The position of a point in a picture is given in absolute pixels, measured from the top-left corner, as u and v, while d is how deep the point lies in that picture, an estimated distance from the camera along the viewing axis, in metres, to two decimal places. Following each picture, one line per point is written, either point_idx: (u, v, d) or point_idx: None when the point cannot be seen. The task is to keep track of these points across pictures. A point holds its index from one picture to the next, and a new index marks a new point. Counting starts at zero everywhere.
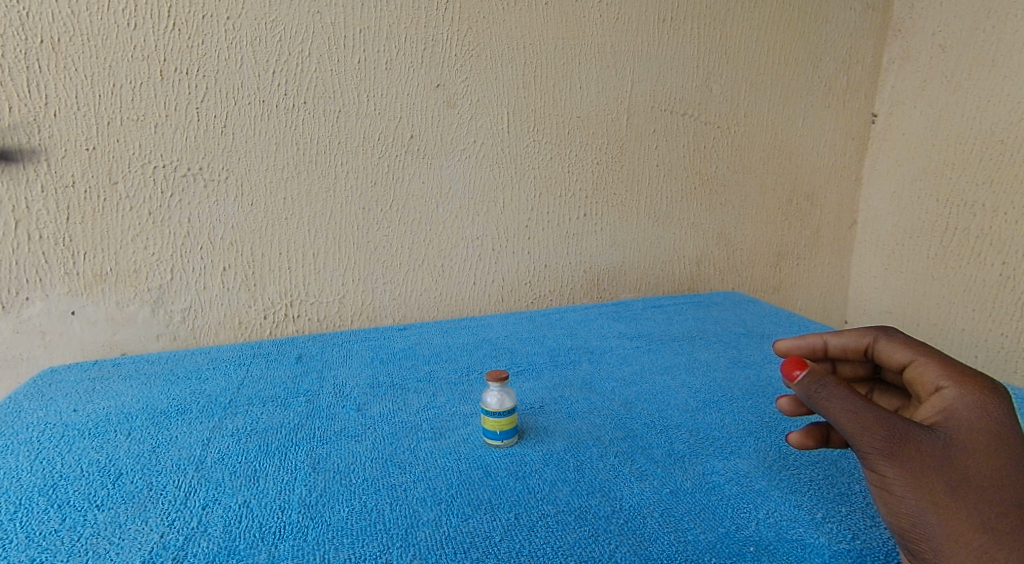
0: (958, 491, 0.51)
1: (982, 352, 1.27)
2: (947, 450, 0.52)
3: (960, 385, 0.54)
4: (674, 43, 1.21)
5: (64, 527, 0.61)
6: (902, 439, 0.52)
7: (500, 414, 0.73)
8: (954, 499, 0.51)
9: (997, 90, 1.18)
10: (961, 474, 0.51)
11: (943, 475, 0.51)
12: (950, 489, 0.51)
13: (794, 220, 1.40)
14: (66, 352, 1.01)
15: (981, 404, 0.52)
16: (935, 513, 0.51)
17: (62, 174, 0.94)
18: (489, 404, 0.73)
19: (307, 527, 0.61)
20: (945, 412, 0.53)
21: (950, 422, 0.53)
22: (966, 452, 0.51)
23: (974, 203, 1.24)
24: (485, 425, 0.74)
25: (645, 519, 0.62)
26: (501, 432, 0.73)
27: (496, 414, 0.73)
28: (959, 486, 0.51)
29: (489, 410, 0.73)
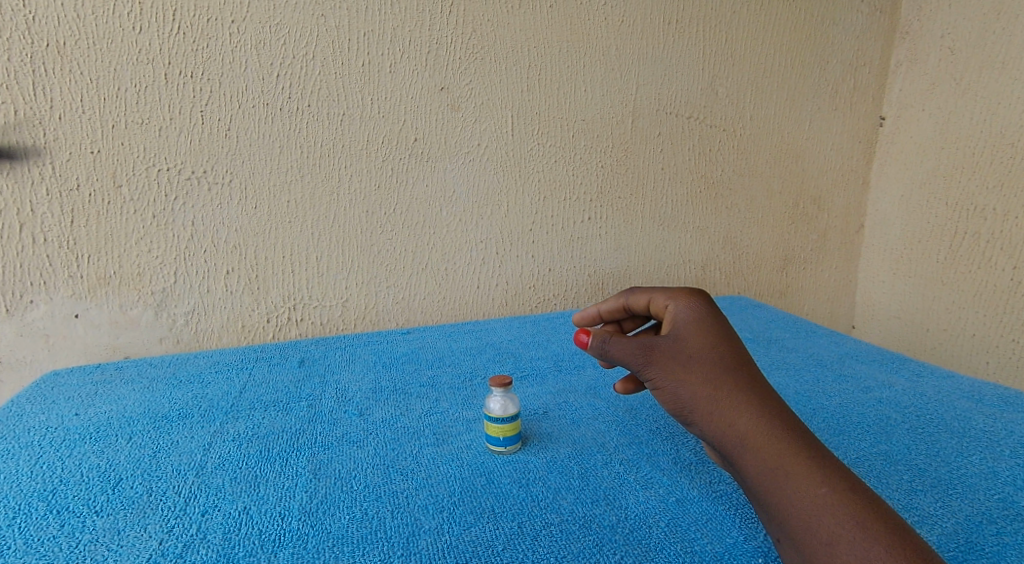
0: (696, 367, 0.63)
1: (992, 358, 1.25)
2: (680, 342, 0.65)
3: (674, 298, 0.69)
4: (679, 46, 1.20)
5: (62, 533, 0.60)
6: (650, 347, 0.65)
7: (503, 420, 0.72)
8: (700, 372, 0.63)
9: (1007, 93, 1.16)
10: (694, 356, 0.64)
11: (684, 363, 0.64)
12: (689, 369, 0.63)
13: (800, 224, 1.38)
14: (69, 355, 1.01)
15: (690, 305, 0.68)
16: (688, 390, 0.62)
17: (66, 177, 0.94)
18: (491, 409, 0.72)
19: (308, 534, 0.60)
20: (674, 320, 0.68)
21: (677, 323, 0.67)
22: (694, 340, 0.65)
23: (984, 207, 1.22)
24: (488, 430, 0.73)
25: (651, 528, 0.61)
26: (504, 439, 0.72)
27: (498, 420, 0.72)
28: (696, 364, 0.63)
29: (492, 416, 0.72)
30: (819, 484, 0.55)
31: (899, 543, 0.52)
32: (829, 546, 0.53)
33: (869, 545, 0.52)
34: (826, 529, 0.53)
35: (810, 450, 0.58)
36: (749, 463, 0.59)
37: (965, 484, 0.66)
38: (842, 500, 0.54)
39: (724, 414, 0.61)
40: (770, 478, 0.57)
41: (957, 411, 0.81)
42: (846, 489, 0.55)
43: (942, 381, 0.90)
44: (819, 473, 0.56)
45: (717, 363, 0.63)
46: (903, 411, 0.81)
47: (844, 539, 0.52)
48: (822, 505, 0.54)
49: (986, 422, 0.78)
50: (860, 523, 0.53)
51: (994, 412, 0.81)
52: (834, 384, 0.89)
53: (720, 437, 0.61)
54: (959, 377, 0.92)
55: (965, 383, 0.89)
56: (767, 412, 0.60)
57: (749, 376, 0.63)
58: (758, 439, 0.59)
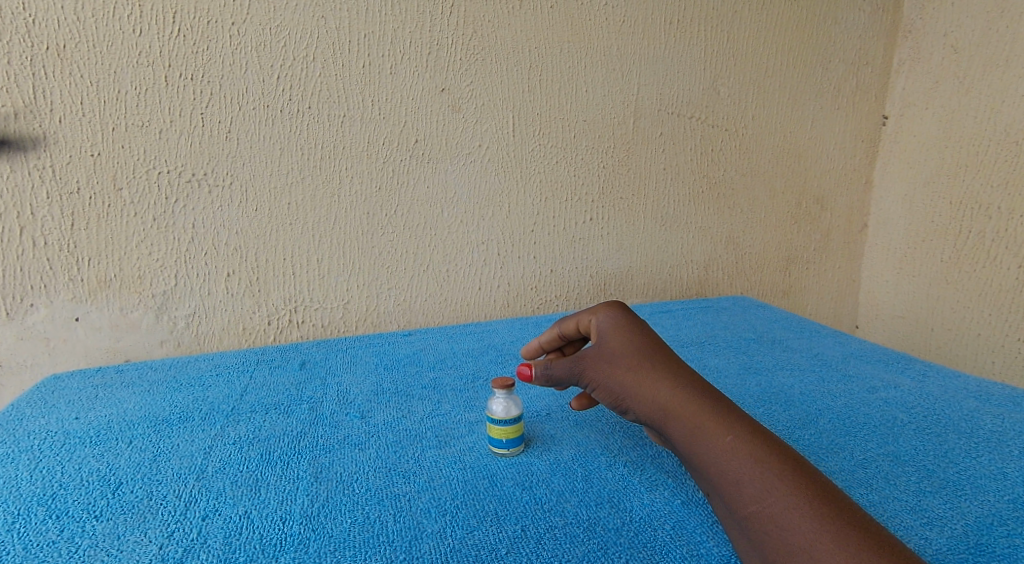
0: (619, 361, 0.67)
1: (998, 358, 1.24)
2: (604, 345, 0.69)
3: (595, 313, 0.73)
4: (681, 46, 1.20)
5: (62, 539, 0.60)
6: (580, 359, 0.69)
7: (506, 421, 0.71)
8: (623, 364, 0.67)
9: (1011, 91, 1.16)
10: (617, 352, 0.68)
11: (610, 360, 0.68)
12: (614, 364, 0.67)
13: (803, 223, 1.38)
14: (69, 359, 1.00)
15: (610, 315, 0.72)
16: (616, 383, 0.66)
17: (67, 180, 0.94)
18: (494, 411, 0.72)
19: (309, 539, 0.59)
20: (598, 329, 0.72)
21: (601, 333, 0.71)
22: (615, 340, 0.69)
23: (989, 206, 1.21)
24: (491, 433, 0.72)
25: (656, 531, 0.60)
26: (507, 441, 0.71)
27: (502, 422, 0.71)
28: (619, 358, 0.67)
29: (494, 418, 0.72)
30: (726, 433, 0.59)
31: (799, 474, 0.56)
32: (738, 486, 0.56)
33: (770, 478, 0.55)
34: (734, 470, 0.57)
35: (718, 406, 0.61)
36: (673, 429, 0.62)
37: (974, 485, 0.65)
38: (748, 443, 0.58)
39: (645, 390, 0.65)
40: (689, 437, 0.61)
41: (964, 411, 0.80)
42: (751, 435, 0.59)
43: (949, 381, 0.89)
44: (726, 422, 0.60)
45: (636, 350, 0.67)
46: (910, 412, 0.80)
47: (750, 476, 0.56)
48: (730, 450, 0.58)
49: (994, 422, 0.78)
50: (763, 460, 0.56)
51: (1002, 412, 0.80)
52: (839, 384, 0.88)
53: (646, 411, 0.64)
54: (965, 376, 0.92)
55: (972, 383, 0.88)
56: (681, 380, 0.64)
57: (666, 355, 0.67)
58: (675, 405, 0.62)
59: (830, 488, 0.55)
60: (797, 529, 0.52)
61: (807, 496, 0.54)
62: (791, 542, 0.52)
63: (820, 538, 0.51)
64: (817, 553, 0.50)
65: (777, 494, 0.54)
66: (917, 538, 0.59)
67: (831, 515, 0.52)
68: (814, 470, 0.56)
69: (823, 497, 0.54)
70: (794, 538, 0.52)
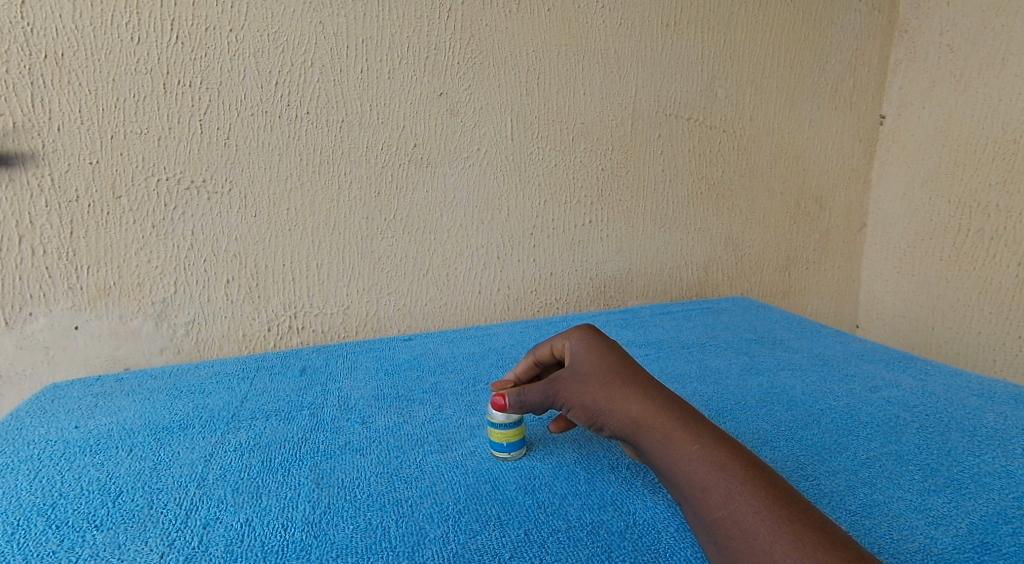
0: (591, 379, 0.67)
1: (1000, 356, 1.24)
2: (577, 365, 0.69)
3: (568, 337, 0.74)
4: (678, 48, 1.20)
5: (62, 549, 0.59)
6: (554, 380, 0.69)
7: (506, 425, 0.71)
8: (596, 381, 0.67)
9: (1008, 89, 1.16)
10: (590, 371, 0.68)
11: (583, 379, 0.68)
12: (587, 382, 0.67)
13: (802, 224, 1.38)
14: (69, 367, 1.00)
15: (583, 339, 0.73)
16: (591, 399, 0.66)
17: (65, 188, 0.93)
18: (494, 416, 0.71)
19: (311, 545, 0.59)
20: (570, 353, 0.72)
21: (574, 356, 0.72)
22: (588, 361, 0.70)
23: (987, 204, 1.21)
24: (491, 436, 0.72)
25: (660, 533, 0.60)
26: (507, 444, 0.71)
27: (502, 426, 0.71)
28: (593, 376, 0.67)
29: (494, 422, 0.71)
30: (695, 443, 0.59)
31: (763, 481, 0.56)
32: (705, 493, 0.56)
33: (735, 485, 0.55)
34: (702, 479, 0.57)
35: (688, 418, 0.62)
36: (644, 441, 0.62)
37: (978, 484, 0.65)
38: (715, 452, 0.58)
39: (617, 404, 0.65)
40: (659, 448, 0.61)
41: (966, 409, 0.80)
42: (719, 444, 0.59)
43: (950, 380, 0.89)
44: (694, 433, 0.60)
45: (609, 368, 0.68)
46: (913, 411, 0.80)
47: (717, 483, 0.56)
48: (697, 460, 0.58)
49: (997, 420, 0.77)
50: (729, 467, 0.57)
51: (1004, 410, 0.80)
52: (841, 384, 0.88)
53: (619, 425, 0.64)
54: (967, 375, 0.91)
55: (974, 382, 0.88)
56: (651, 394, 0.64)
57: (637, 373, 0.67)
58: (647, 418, 0.63)
59: (793, 495, 0.55)
60: (760, 533, 0.52)
61: (770, 501, 0.54)
62: (754, 546, 0.52)
63: (781, 542, 0.51)
64: (778, 555, 0.51)
65: (743, 500, 0.54)
66: (922, 538, 0.58)
67: (793, 520, 0.52)
68: (778, 479, 0.56)
69: (786, 502, 0.54)
70: (757, 542, 0.52)
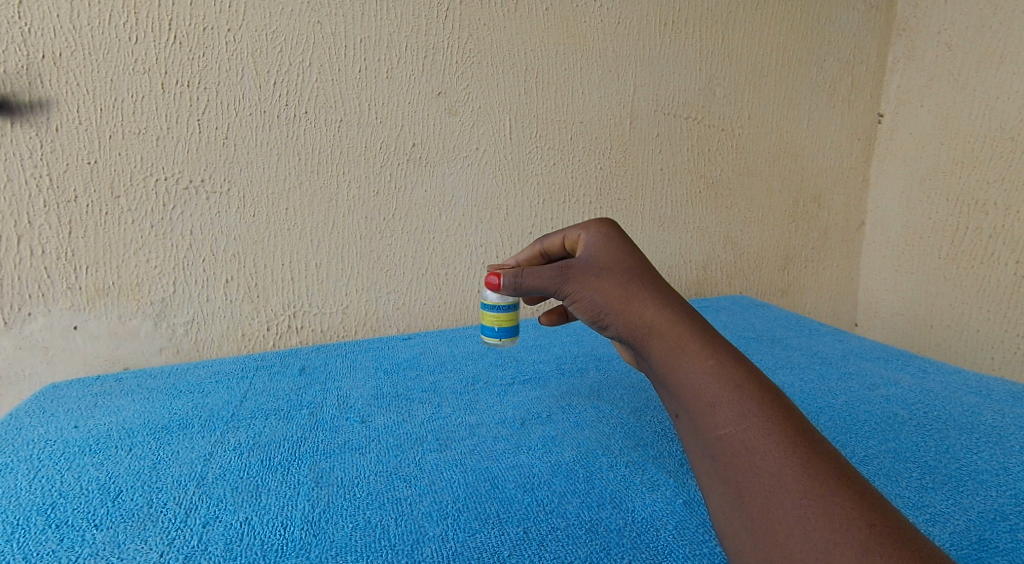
0: (607, 274, 0.66)
1: (998, 354, 1.24)
2: (594, 260, 0.68)
3: (585, 229, 0.72)
4: (676, 46, 1.20)
5: (61, 548, 0.59)
6: (566, 269, 0.68)
7: (499, 307, 0.82)
8: (613, 279, 0.66)
9: (1006, 87, 1.16)
10: (607, 267, 0.67)
11: (598, 272, 0.67)
12: (602, 276, 0.66)
13: (801, 222, 1.38)
14: (68, 368, 1.00)
15: (600, 234, 0.71)
16: (602, 295, 0.65)
17: (64, 189, 0.93)
18: (489, 297, 0.82)
19: (311, 544, 0.59)
20: (587, 247, 0.71)
21: (589, 249, 0.70)
22: (606, 257, 0.68)
23: (985, 202, 1.22)
24: (485, 318, 0.83)
25: (659, 531, 0.60)
26: (495, 327, 0.83)
27: (495, 307, 0.82)
28: (609, 272, 0.66)
29: (489, 303, 0.82)
30: (710, 357, 0.57)
31: (776, 403, 0.54)
32: (713, 408, 0.55)
33: (748, 405, 0.54)
34: (713, 393, 0.55)
35: (705, 332, 0.60)
36: (653, 349, 0.61)
37: (976, 481, 0.65)
38: (730, 369, 0.57)
39: (632, 307, 0.63)
40: (669, 358, 0.59)
41: (964, 407, 0.80)
42: (735, 362, 0.57)
43: (949, 378, 0.89)
44: (711, 348, 0.58)
45: (627, 269, 0.66)
46: (911, 408, 0.80)
47: (729, 401, 0.55)
48: (711, 374, 0.56)
49: (994, 417, 0.78)
50: (744, 387, 0.55)
51: (1002, 407, 0.80)
52: (840, 382, 0.88)
53: (628, 327, 0.63)
54: (965, 372, 0.92)
55: (972, 379, 0.89)
56: (670, 302, 0.63)
57: (656, 277, 0.66)
58: (662, 324, 0.61)
59: (803, 422, 0.54)
60: (768, 455, 0.51)
61: (781, 424, 0.53)
62: (759, 466, 0.51)
63: (789, 466, 0.50)
64: (786, 477, 0.50)
65: (754, 421, 0.53)
66: None
67: (802, 446, 0.51)
68: (791, 403, 0.55)
69: (797, 428, 0.53)
70: (762, 462, 0.51)
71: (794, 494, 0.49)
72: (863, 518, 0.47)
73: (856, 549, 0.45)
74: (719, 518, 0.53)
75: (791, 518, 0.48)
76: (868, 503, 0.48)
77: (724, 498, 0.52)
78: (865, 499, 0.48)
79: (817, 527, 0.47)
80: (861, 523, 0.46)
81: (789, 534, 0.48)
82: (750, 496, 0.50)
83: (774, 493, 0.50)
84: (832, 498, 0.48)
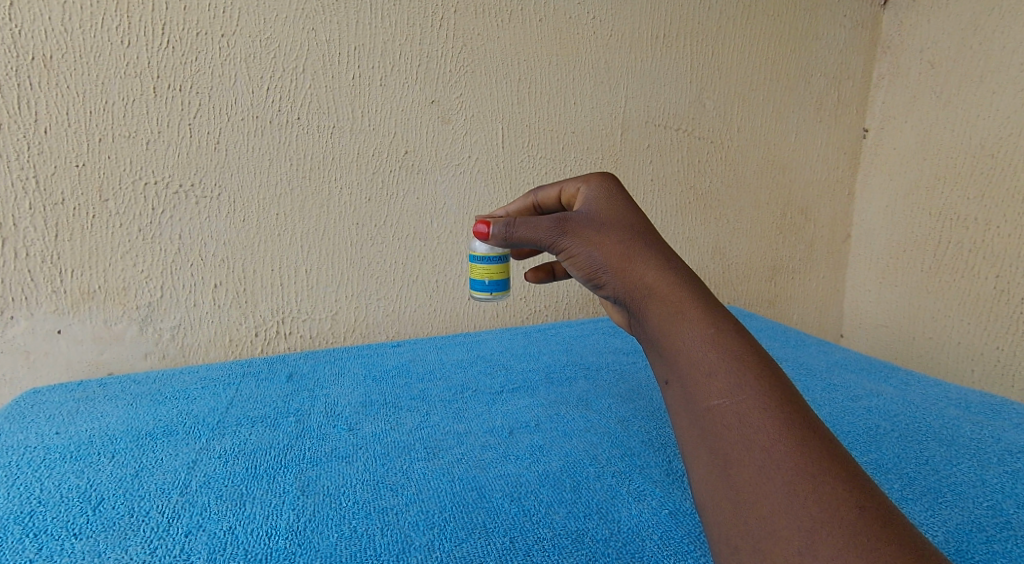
0: (608, 230, 0.63)
1: (978, 366, 1.26)
2: (595, 213, 0.65)
3: (586, 181, 0.69)
4: (667, 59, 1.21)
5: (40, 557, 0.59)
6: (563, 221, 0.65)
7: (489, 259, 0.84)
8: (613, 235, 0.63)
9: (987, 104, 1.18)
10: (607, 222, 0.64)
11: (598, 227, 0.64)
12: (602, 232, 0.63)
13: (788, 234, 1.39)
14: (51, 372, 0.99)
15: (601, 187, 0.68)
16: (601, 251, 0.62)
17: (51, 192, 0.93)
18: (477, 250, 0.84)
19: (295, 554, 0.59)
20: (586, 201, 0.67)
21: (587, 203, 0.67)
22: (606, 212, 0.65)
23: (966, 217, 1.24)
24: (476, 272, 0.85)
25: (644, 541, 0.60)
26: (486, 281, 0.84)
27: (485, 258, 0.83)
28: (610, 227, 0.63)
29: (478, 256, 0.84)
30: (711, 326, 0.55)
31: (775, 379, 0.52)
32: (709, 378, 0.52)
33: (746, 378, 0.51)
34: (710, 363, 0.53)
35: (707, 300, 0.57)
36: (650, 312, 0.58)
37: (955, 493, 0.66)
38: (731, 340, 0.54)
39: (632, 267, 0.60)
40: (667, 323, 0.57)
41: (945, 419, 0.82)
42: (736, 333, 0.54)
43: (930, 390, 0.91)
44: (713, 316, 0.55)
45: (630, 227, 0.63)
46: (893, 420, 0.81)
47: (726, 372, 0.52)
48: (710, 343, 0.54)
49: (974, 430, 0.79)
50: (744, 359, 0.52)
51: (982, 420, 0.81)
52: (824, 393, 0.89)
53: (626, 288, 0.61)
54: (946, 385, 0.93)
55: (953, 392, 0.90)
56: (673, 265, 0.60)
57: (658, 238, 0.63)
58: (662, 287, 0.58)
59: (801, 400, 0.52)
60: (762, 431, 0.49)
61: (780, 401, 0.50)
62: (751, 441, 0.49)
63: (783, 445, 0.48)
64: (779, 455, 0.48)
65: (752, 395, 0.51)
66: None
67: (799, 424, 0.49)
68: (790, 380, 0.52)
69: (794, 406, 0.50)
70: (756, 438, 0.49)
71: (786, 472, 0.47)
72: (854, 501, 0.45)
73: (843, 531, 0.44)
74: (700, 488, 0.51)
75: (780, 495, 0.47)
76: (860, 487, 0.46)
77: (710, 470, 0.50)
78: (857, 485, 0.46)
79: (806, 507, 0.46)
80: (851, 505, 0.45)
81: (774, 510, 0.46)
82: (738, 473, 0.49)
83: (765, 470, 0.48)
84: (824, 480, 0.46)
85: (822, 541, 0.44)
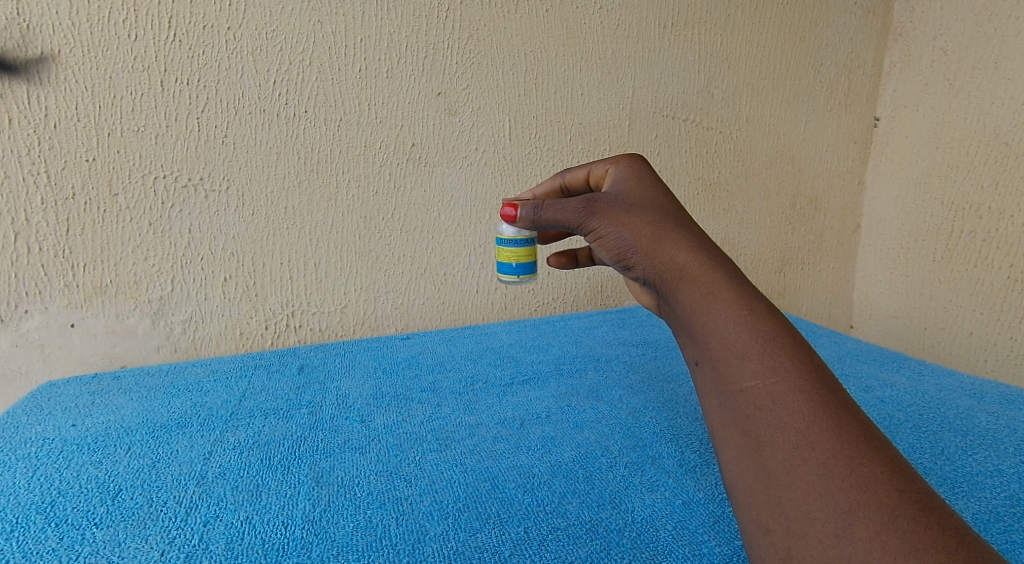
0: (637, 211, 0.63)
1: (991, 356, 1.25)
2: (624, 195, 0.65)
3: (615, 163, 0.69)
4: (676, 49, 1.20)
5: (61, 546, 0.59)
6: (593, 202, 0.65)
7: (516, 242, 0.83)
8: (643, 216, 0.63)
9: (1001, 92, 1.17)
10: (637, 203, 0.64)
11: (628, 207, 0.64)
12: (632, 213, 0.63)
13: (797, 225, 1.39)
14: (65, 366, 1.00)
15: (630, 169, 0.68)
16: (631, 232, 0.62)
17: (62, 187, 0.93)
18: (504, 234, 0.83)
19: (311, 544, 0.59)
20: (616, 183, 0.68)
21: (616, 184, 0.67)
22: (636, 193, 0.65)
23: (979, 206, 1.23)
24: (503, 255, 0.84)
25: (658, 532, 0.60)
26: (515, 266, 0.84)
27: (512, 242, 0.83)
28: (639, 208, 0.63)
29: (506, 239, 0.83)
30: (745, 308, 0.54)
31: (810, 362, 0.52)
32: (742, 358, 0.52)
33: (780, 358, 0.51)
34: (743, 343, 0.52)
35: (740, 281, 0.56)
36: (682, 293, 0.58)
37: (971, 482, 0.66)
38: (764, 322, 0.53)
39: (662, 247, 0.60)
40: (698, 304, 0.56)
41: (959, 409, 0.81)
42: (770, 315, 0.54)
43: (943, 380, 0.91)
44: (746, 299, 0.55)
45: (660, 209, 0.63)
46: (906, 410, 0.81)
47: (761, 353, 0.52)
48: (743, 324, 0.53)
49: (989, 420, 0.78)
50: (779, 342, 0.52)
51: (996, 410, 0.81)
52: None
53: (656, 269, 0.61)
54: (960, 375, 0.93)
55: (967, 382, 0.90)
56: (704, 247, 0.60)
57: (689, 221, 0.63)
58: (694, 267, 0.58)
59: (836, 382, 0.51)
60: (798, 413, 0.49)
61: (814, 383, 0.50)
62: (787, 423, 0.49)
63: (819, 425, 0.48)
64: (814, 437, 0.48)
65: (787, 376, 0.50)
66: None
67: (834, 407, 0.49)
68: (824, 362, 0.52)
69: (829, 389, 0.50)
70: (790, 419, 0.49)
71: (822, 453, 0.47)
72: (893, 484, 0.45)
73: (882, 516, 0.44)
74: (732, 470, 0.51)
75: (815, 478, 0.46)
76: (896, 469, 0.46)
77: (742, 453, 0.50)
78: (893, 467, 0.46)
79: (842, 488, 0.45)
80: (889, 487, 0.45)
81: (810, 492, 0.46)
82: (772, 456, 0.48)
83: (800, 452, 0.47)
84: (861, 462, 0.46)
85: (859, 524, 0.44)
